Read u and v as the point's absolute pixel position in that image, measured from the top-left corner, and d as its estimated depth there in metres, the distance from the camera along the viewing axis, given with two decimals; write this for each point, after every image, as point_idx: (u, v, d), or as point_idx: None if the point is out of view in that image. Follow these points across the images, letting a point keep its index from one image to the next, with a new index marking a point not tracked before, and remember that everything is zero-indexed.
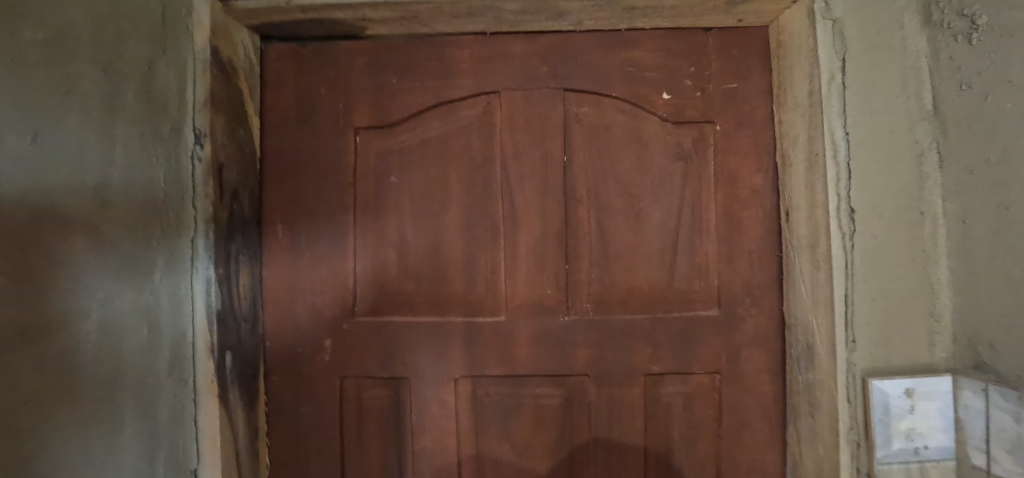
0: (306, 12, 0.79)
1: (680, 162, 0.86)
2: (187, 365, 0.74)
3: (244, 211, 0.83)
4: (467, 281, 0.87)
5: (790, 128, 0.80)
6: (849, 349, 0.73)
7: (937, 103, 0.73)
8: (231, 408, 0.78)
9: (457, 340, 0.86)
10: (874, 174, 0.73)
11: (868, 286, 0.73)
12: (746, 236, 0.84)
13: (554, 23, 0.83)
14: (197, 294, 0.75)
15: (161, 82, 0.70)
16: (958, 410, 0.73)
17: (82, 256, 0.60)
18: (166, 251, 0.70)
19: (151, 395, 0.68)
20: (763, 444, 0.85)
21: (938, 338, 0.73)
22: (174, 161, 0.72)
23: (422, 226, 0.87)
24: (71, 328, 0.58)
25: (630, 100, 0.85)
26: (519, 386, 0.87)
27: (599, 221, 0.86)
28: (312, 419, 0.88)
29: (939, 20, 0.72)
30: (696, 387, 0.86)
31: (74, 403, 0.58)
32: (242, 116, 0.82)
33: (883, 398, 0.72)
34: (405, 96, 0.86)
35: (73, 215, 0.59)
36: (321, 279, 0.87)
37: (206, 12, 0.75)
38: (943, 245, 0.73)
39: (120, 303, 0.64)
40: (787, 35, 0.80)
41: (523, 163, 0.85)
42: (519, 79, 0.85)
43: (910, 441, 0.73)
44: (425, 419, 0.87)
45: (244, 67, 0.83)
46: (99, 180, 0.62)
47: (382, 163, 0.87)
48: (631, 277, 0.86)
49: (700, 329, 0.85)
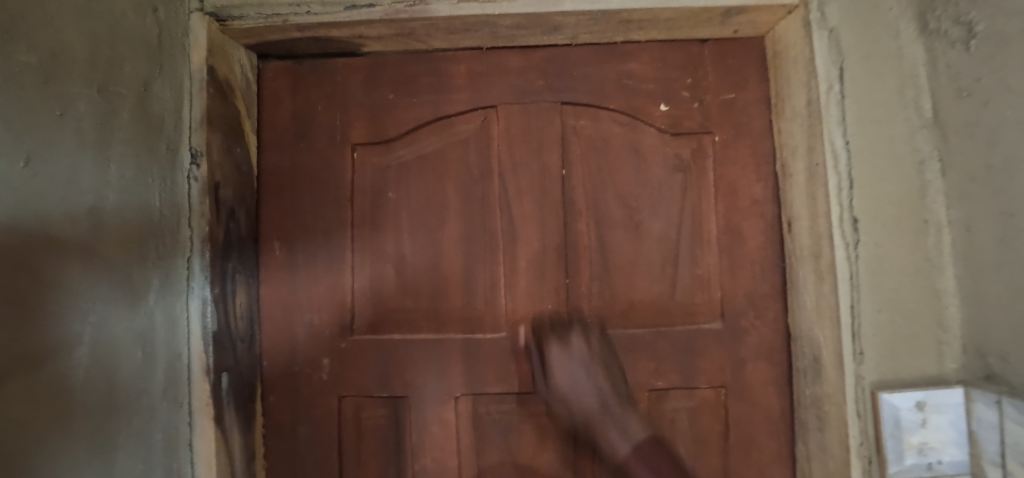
0: (302, 31, 0.79)
1: (679, 173, 0.85)
2: (182, 387, 0.73)
3: (240, 230, 0.82)
4: (466, 296, 0.86)
5: (789, 138, 0.79)
6: (857, 362, 0.71)
7: (937, 111, 0.72)
8: (227, 429, 0.77)
9: (457, 357, 0.84)
10: (876, 183, 0.72)
11: (873, 297, 0.71)
12: (747, 247, 0.83)
13: (549, 37, 0.82)
14: (193, 314, 0.74)
15: (157, 101, 0.70)
16: (971, 423, 0.71)
17: (76, 279, 0.58)
18: (161, 272, 0.70)
19: (146, 418, 0.67)
20: (772, 459, 0.83)
21: (947, 349, 0.72)
22: (170, 182, 0.71)
23: (420, 242, 0.86)
24: (65, 353, 0.57)
25: (627, 112, 0.85)
26: (521, 403, 0.85)
27: (599, 234, 0.85)
28: (310, 440, 0.86)
29: (936, 28, 0.71)
30: (701, 402, 0.84)
31: (67, 429, 0.57)
32: (239, 134, 0.82)
33: (893, 411, 0.70)
34: (401, 111, 0.86)
35: (67, 238, 0.57)
36: (318, 297, 0.86)
37: (202, 32, 0.75)
38: (949, 253, 0.72)
39: (115, 326, 0.63)
40: (782, 46, 0.79)
41: (521, 177, 0.85)
42: (516, 93, 0.85)
43: (922, 455, 0.71)
44: (425, 439, 0.85)
45: (240, 86, 0.83)
46: (92, 202, 0.60)
47: (379, 179, 0.87)
48: (632, 290, 0.85)
49: (703, 342, 0.83)
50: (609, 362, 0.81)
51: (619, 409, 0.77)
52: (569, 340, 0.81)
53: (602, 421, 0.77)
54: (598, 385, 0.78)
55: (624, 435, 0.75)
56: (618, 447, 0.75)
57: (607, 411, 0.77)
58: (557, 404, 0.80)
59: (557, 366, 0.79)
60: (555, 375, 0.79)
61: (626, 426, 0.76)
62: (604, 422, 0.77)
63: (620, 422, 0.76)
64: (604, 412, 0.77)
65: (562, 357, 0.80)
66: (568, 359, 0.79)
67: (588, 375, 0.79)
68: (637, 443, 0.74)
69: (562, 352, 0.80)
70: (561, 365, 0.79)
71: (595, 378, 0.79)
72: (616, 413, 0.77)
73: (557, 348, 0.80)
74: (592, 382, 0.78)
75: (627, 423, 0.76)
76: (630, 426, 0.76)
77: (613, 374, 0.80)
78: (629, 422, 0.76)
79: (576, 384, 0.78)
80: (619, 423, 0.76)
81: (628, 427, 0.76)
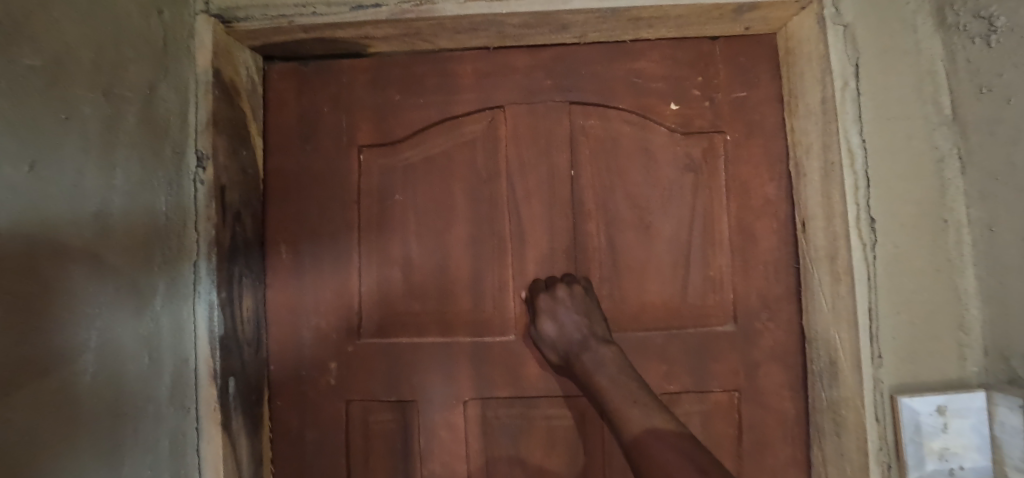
0: (307, 31, 0.78)
1: (690, 173, 0.84)
2: (189, 392, 0.72)
3: (246, 233, 0.82)
4: (474, 299, 0.84)
5: (803, 136, 0.78)
6: (875, 365, 0.70)
7: (956, 107, 0.70)
8: (234, 435, 0.77)
9: (465, 361, 0.83)
10: (894, 181, 0.70)
11: (891, 299, 0.70)
12: (760, 248, 0.82)
13: (558, 35, 0.81)
14: (200, 319, 0.73)
15: (162, 104, 0.69)
16: (994, 428, 0.69)
17: (81, 284, 0.57)
18: (167, 276, 0.69)
19: (153, 424, 0.66)
20: (786, 464, 0.81)
21: (968, 351, 0.70)
22: (176, 185, 0.70)
23: (427, 245, 0.85)
24: (70, 360, 0.56)
25: (637, 111, 0.84)
26: (530, 407, 0.84)
27: (608, 235, 0.84)
28: (317, 445, 0.85)
29: (954, 22, 0.69)
30: (714, 405, 0.83)
31: (72, 437, 0.56)
32: (245, 136, 0.82)
33: (913, 416, 0.68)
34: (408, 112, 0.85)
35: (72, 244, 0.57)
36: (324, 300, 0.85)
37: (207, 35, 0.75)
38: (970, 253, 0.71)
39: (121, 331, 0.62)
40: (795, 42, 0.78)
41: (529, 178, 0.83)
42: (524, 92, 0.84)
43: (943, 461, 0.69)
44: (433, 444, 0.84)
45: (246, 88, 0.82)
46: (98, 205, 0.59)
47: (386, 181, 0.86)
48: (642, 292, 0.83)
49: (716, 344, 0.82)
50: (591, 308, 0.80)
51: (596, 343, 0.77)
52: (556, 290, 0.79)
53: (583, 354, 0.77)
54: (579, 326, 0.78)
55: (600, 368, 0.75)
56: (597, 379, 0.74)
57: (586, 346, 0.77)
58: (548, 348, 0.80)
59: (544, 315, 0.79)
60: (542, 323, 0.79)
61: (601, 360, 0.75)
62: (583, 358, 0.76)
63: (596, 357, 0.76)
64: (584, 347, 0.77)
65: (550, 305, 0.79)
66: (555, 307, 0.78)
67: (572, 319, 0.78)
68: (613, 375, 0.74)
69: (549, 302, 0.79)
70: (546, 310, 0.79)
71: (577, 320, 0.78)
72: (594, 346, 0.77)
73: (545, 299, 0.79)
74: (574, 322, 0.78)
75: (602, 358, 0.76)
76: (604, 360, 0.75)
77: (594, 317, 0.79)
78: (604, 358, 0.76)
79: (561, 329, 0.78)
80: (595, 358, 0.76)
81: (603, 361, 0.75)
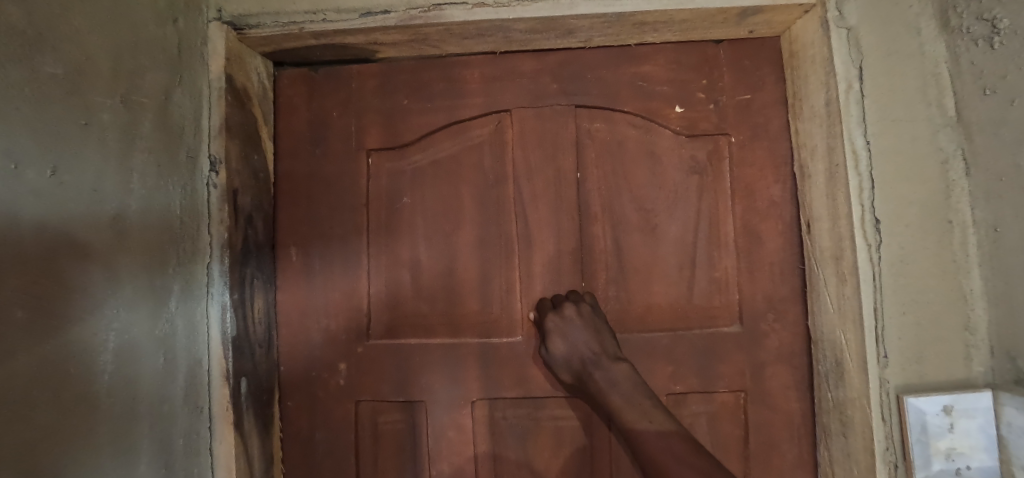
0: (318, 38, 0.80)
1: (696, 176, 0.84)
2: (203, 391, 0.74)
3: (258, 236, 0.83)
4: (482, 301, 0.85)
5: (808, 138, 0.78)
6: (882, 365, 0.70)
7: (960, 109, 0.71)
8: (246, 434, 0.78)
9: (472, 361, 0.84)
10: (898, 184, 0.71)
11: (897, 300, 0.70)
12: (766, 249, 0.82)
13: (564, 40, 0.82)
14: (213, 320, 0.75)
15: (177, 110, 0.70)
16: (1001, 428, 0.69)
17: (98, 288, 0.59)
18: (182, 278, 0.70)
19: (167, 423, 0.67)
20: (793, 465, 0.81)
21: (974, 352, 0.70)
22: (190, 188, 0.72)
23: (435, 246, 0.86)
24: (86, 359, 0.57)
25: (642, 114, 0.84)
26: (537, 409, 0.85)
27: (615, 237, 0.85)
28: (327, 445, 0.86)
29: (958, 25, 0.69)
30: (721, 406, 0.83)
31: (89, 435, 0.57)
32: (256, 141, 0.83)
33: (919, 415, 0.69)
34: (416, 116, 0.86)
35: (92, 245, 0.58)
36: (333, 301, 0.86)
37: (220, 42, 0.76)
38: (976, 254, 0.71)
39: (136, 332, 0.63)
40: (799, 45, 0.79)
41: (535, 180, 0.84)
42: (530, 96, 0.85)
43: (950, 461, 0.70)
44: (441, 444, 0.85)
45: (257, 93, 0.84)
46: (115, 208, 0.61)
47: (395, 184, 0.87)
48: (649, 295, 0.84)
49: (722, 345, 0.82)
50: (600, 327, 0.80)
51: (609, 361, 0.78)
52: (563, 309, 0.80)
53: (595, 372, 0.78)
54: (590, 344, 0.79)
55: (613, 387, 0.77)
56: (612, 398, 0.76)
57: (598, 366, 0.78)
58: (560, 368, 0.80)
59: (553, 335, 0.79)
60: (552, 343, 0.79)
61: (614, 379, 0.77)
62: (596, 376, 0.78)
63: (609, 376, 0.77)
64: (596, 365, 0.78)
65: (559, 325, 0.79)
66: (564, 328, 0.79)
67: (583, 339, 0.79)
68: (626, 393, 0.76)
69: (558, 322, 0.79)
70: (556, 331, 0.79)
71: (587, 340, 0.79)
72: (606, 365, 0.78)
73: (553, 320, 0.80)
74: (585, 341, 0.79)
75: (615, 376, 0.77)
76: (617, 378, 0.77)
77: (604, 336, 0.80)
78: (617, 375, 0.77)
79: (572, 348, 0.79)
80: (608, 377, 0.77)
81: (616, 379, 0.77)
